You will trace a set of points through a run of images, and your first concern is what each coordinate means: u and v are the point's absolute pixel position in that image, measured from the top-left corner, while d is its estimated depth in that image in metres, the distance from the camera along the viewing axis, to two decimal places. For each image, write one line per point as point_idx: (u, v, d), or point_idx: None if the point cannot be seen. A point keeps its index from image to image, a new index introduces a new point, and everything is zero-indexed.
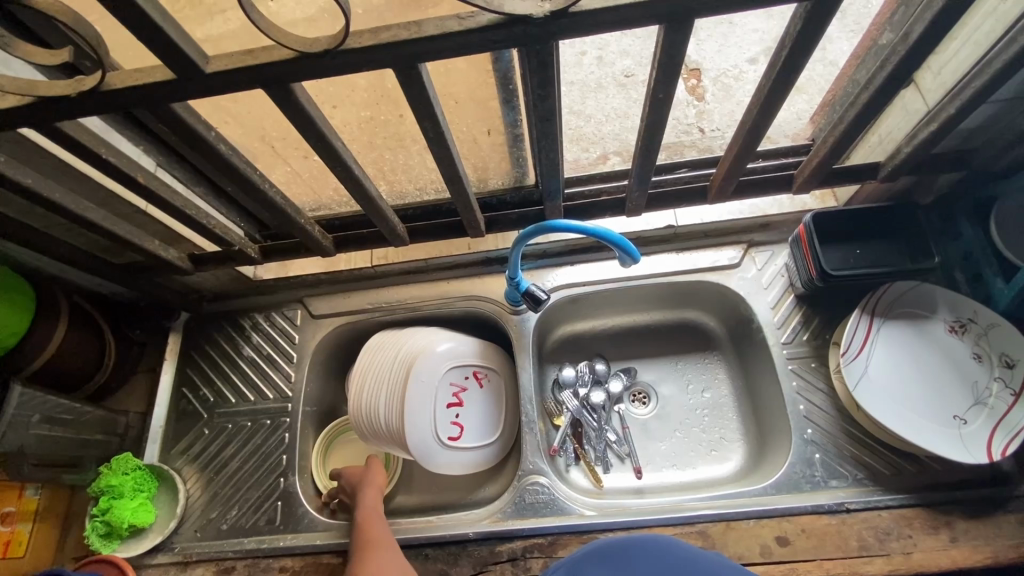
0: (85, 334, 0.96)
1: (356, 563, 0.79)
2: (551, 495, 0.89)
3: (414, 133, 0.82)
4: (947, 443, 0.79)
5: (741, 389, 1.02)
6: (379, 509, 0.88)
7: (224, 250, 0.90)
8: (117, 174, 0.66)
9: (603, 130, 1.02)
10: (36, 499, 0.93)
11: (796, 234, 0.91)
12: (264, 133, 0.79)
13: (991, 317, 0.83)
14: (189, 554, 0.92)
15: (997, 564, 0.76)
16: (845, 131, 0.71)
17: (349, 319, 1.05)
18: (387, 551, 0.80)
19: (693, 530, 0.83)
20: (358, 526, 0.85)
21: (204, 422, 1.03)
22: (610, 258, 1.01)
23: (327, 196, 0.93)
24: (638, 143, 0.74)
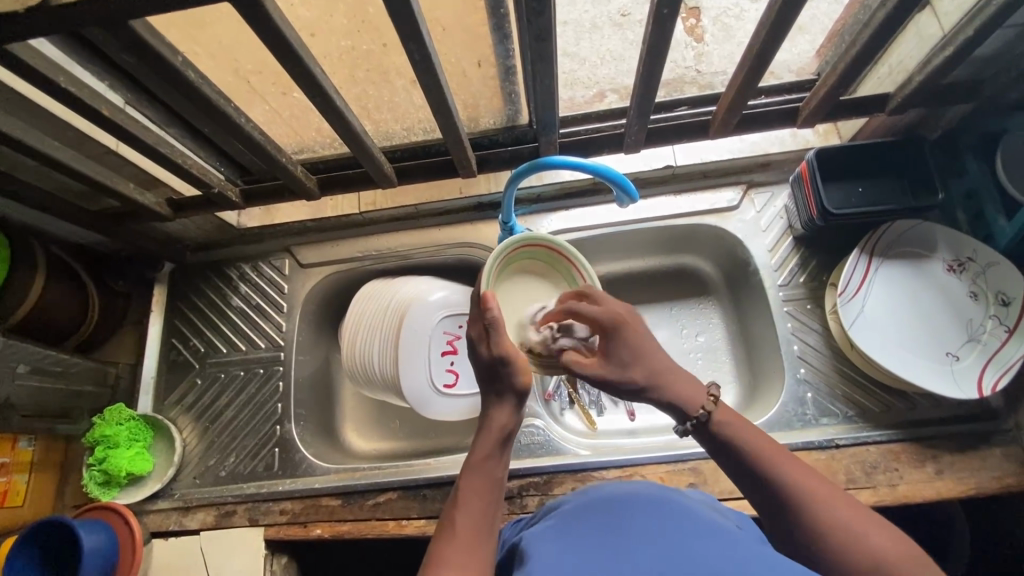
0: (66, 285, 0.92)
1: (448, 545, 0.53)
2: (546, 437, 0.91)
3: (400, 66, 0.76)
4: (938, 378, 0.80)
5: (734, 332, 1.02)
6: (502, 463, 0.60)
7: (204, 194, 0.86)
8: (78, 106, 0.61)
9: (598, 74, 0.96)
10: (30, 450, 0.92)
11: (798, 173, 0.88)
12: (239, 67, 0.72)
13: (990, 256, 0.82)
14: (189, 500, 0.93)
15: (979, 494, 0.78)
16: (856, 58, 0.67)
17: (339, 268, 1.03)
18: (477, 543, 0.53)
19: (686, 466, 0.85)
20: (482, 477, 0.58)
21: (195, 373, 1.02)
22: (606, 202, 0.99)
23: (310, 137, 0.87)
24: (638, 69, 0.69)
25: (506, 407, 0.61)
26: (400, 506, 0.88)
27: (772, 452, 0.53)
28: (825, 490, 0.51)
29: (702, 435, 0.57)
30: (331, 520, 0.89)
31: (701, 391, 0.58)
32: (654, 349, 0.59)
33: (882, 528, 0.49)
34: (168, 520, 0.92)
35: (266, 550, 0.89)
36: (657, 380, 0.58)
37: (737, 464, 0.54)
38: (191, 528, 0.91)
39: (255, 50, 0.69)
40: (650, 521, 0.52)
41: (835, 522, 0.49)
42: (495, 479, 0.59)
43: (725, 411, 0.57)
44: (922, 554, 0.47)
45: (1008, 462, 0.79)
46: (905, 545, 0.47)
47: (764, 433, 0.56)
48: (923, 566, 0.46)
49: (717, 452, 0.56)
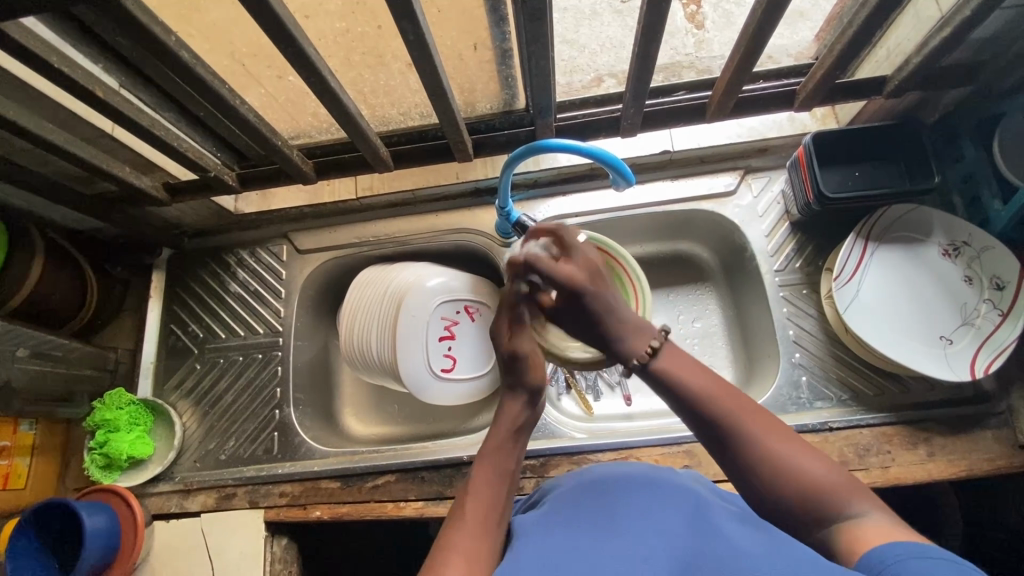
0: (65, 271, 0.93)
1: (457, 532, 0.54)
2: (542, 420, 0.92)
3: (396, 49, 0.75)
4: (931, 361, 0.81)
5: (730, 318, 1.03)
6: (513, 457, 0.62)
7: (200, 178, 0.86)
8: (71, 86, 0.61)
9: (598, 63, 0.91)
10: (31, 434, 0.93)
11: (795, 157, 0.88)
12: (234, 50, 0.71)
13: (985, 240, 0.82)
14: (189, 483, 0.94)
15: (971, 476, 0.79)
16: (853, 39, 0.67)
17: (336, 254, 1.03)
18: (489, 529, 0.55)
19: (681, 449, 0.85)
20: (490, 470, 0.60)
21: (195, 358, 1.02)
22: (604, 186, 0.98)
23: (306, 122, 0.87)
24: (635, 51, 0.68)
25: (518, 401, 0.65)
26: (397, 489, 0.89)
27: (711, 391, 0.56)
28: (767, 427, 0.54)
29: (647, 376, 0.59)
30: (329, 502, 0.90)
31: (644, 340, 0.60)
32: (612, 309, 0.62)
33: (813, 455, 0.52)
34: (169, 503, 0.93)
35: (266, 532, 0.90)
36: (609, 321, 0.61)
37: (682, 405, 0.57)
38: (191, 510, 0.92)
39: (250, 33, 0.69)
40: (654, 505, 0.52)
41: (770, 456, 0.52)
42: (506, 465, 0.61)
43: (669, 352, 0.59)
44: (851, 479, 0.51)
45: (999, 445, 0.79)
46: (838, 472, 0.51)
47: (709, 373, 0.57)
48: (853, 489, 0.50)
49: (662, 391, 0.58)
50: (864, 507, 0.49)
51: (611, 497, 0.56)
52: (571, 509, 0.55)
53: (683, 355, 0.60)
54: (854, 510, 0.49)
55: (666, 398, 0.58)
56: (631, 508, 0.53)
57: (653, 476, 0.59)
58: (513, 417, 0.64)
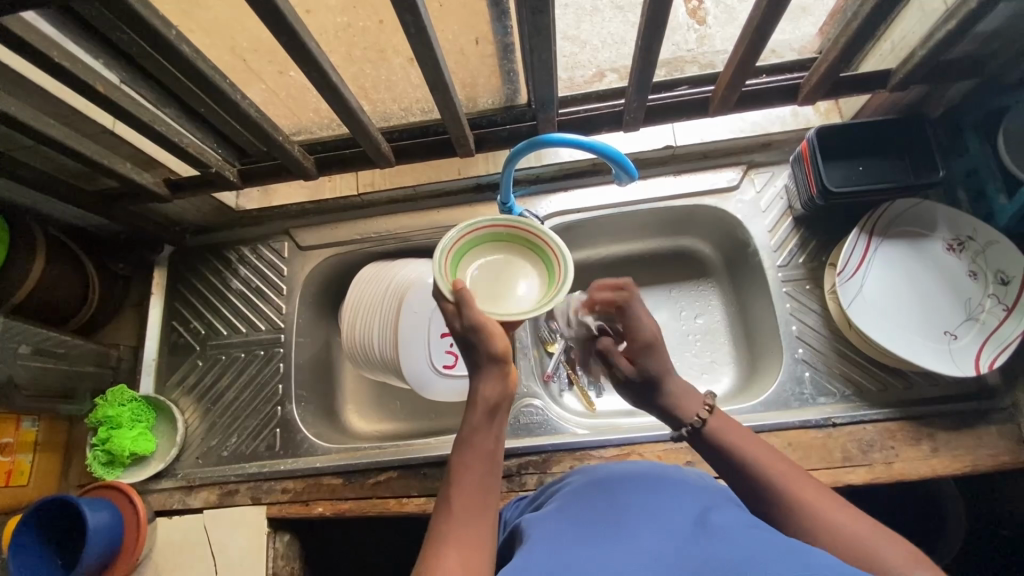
0: (67, 268, 0.93)
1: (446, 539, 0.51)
2: (544, 416, 0.92)
3: (397, 44, 0.75)
4: (935, 356, 0.80)
5: (733, 313, 1.02)
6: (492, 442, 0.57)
7: (201, 174, 0.86)
8: (72, 81, 0.61)
9: (599, 58, 0.90)
10: (34, 431, 0.93)
11: (798, 152, 0.88)
12: (235, 45, 0.71)
13: (990, 234, 0.82)
14: (192, 479, 0.94)
15: (975, 472, 0.79)
16: (858, 32, 0.66)
17: (338, 250, 1.03)
18: (477, 517, 0.53)
19: (683, 445, 0.85)
20: (471, 464, 0.56)
21: (197, 355, 1.02)
22: (606, 182, 0.98)
23: (307, 118, 0.87)
24: (638, 44, 0.67)
25: (490, 377, 0.57)
26: (400, 485, 0.89)
27: (761, 457, 0.57)
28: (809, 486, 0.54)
29: (700, 441, 0.61)
30: (331, 498, 0.90)
31: (699, 402, 0.62)
32: (670, 373, 0.64)
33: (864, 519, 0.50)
34: (172, 499, 0.93)
35: (269, 529, 0.90)
36: (665, 386, 0.64)
37: (734, 473, 0.58)
38: (194, 506, 0.92)
39: (250, 28, 0.69)
40: (652, 505, 0.52)
41: (828, 523, 0.50)
42: (487, 452, 0.57)
43: (719, 419, 0.61)
44: (921, 556, 0.47)
45: (1003, 440, 0.79)
46: (890, 537, 0.49)
47: (759, 441, 0.59)
48: (916, 565, 0.46)
49: (710, 456, 0.60)
50: None
51: (608, 498, 0.55)
52: (570, 512, 0.55)
53: (735, 425, 0.61)
54: None
55: (722, 471, 0.59)
56: (628, 510, 0.52)
57: (649, 475, 0.58)
58: (486, 395, 0.57)
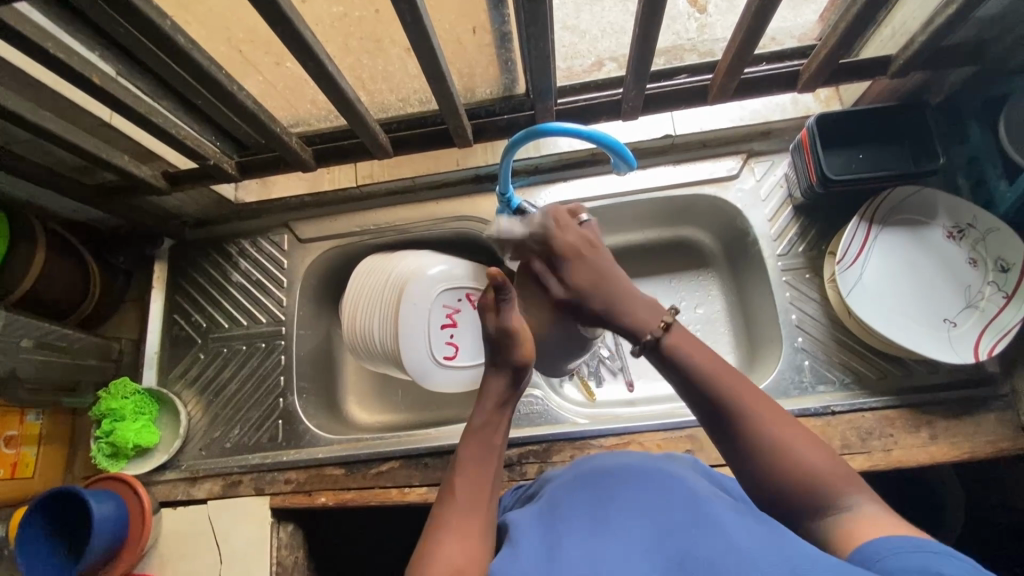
0: (67, 261, 0.93)
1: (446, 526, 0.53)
2: (544, 406, 0.92)
3: (394, 34, 0.74)
4: (934, 344, 0.80)
5: (733, 303, 1.02)
6: (494, 445, 0.60)
7: (199, 167, 0.86)
8: (67, 73, 0.61)
9: (598, 48, 0.88)
10: (38, 424, 0.94)
11: (798, 140, 0.87)
12: (231, 36, 0.71)
13: (990, 221, 0.81)
14: (196, 471, 0.95)
15: (973, 458, 0.79)
16: (859, 16, 0.66)
17: (337, 243, 1.03)
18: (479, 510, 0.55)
19: (683, 434, 0.86)
20: (473, 462, 0.58)
21: (198, 347, 1.03)
22: (606, 172, 0.97)
23: (305, 109, 0.86)
24: (635, 31, 0.67)
25: (500, 376, 0.63)
26: (402, 475, 0.90)
27: (722, 372, 0.55)
28: (769, 409, 0.53)
29: (655, 355, 0.59)
30: (334, 488, 0.91)
31: (657, 316, 0.61)
32: (619, 284, 0.64)
33: (813, 443, 0.51)
34: (176, 490, 0.94)
35: (272, 519, 0.91)
36: (622, 315, 0.62)
37: (688, 382, 0.56)
38: (198, 497, 0.93)
39: (246, 18, 0.68)
40: (662, 496, 0.52)
41: (771, 437, 0.51)
42: (492, 444, 0.60)
43: (678, 332, 0.59)
44: (850, 472, 0.50)
45: (1002, 427, 0.79)
46: (834, 461, 0.51)
47: (719, 357, 0.57)
48: (845, 480, 0.49)
49: (674, 375, 0.57)
50: (856, 499, 0.48)
51: (611, 487, 0.56)
52: (570, 503, 0.55)
53: (691, 338, 0.59)
54: (845, 502, 0.48)
55: (670, 375, 0.58)
56: (634, 500, 0.52)
57: (653, 467, 0.59)
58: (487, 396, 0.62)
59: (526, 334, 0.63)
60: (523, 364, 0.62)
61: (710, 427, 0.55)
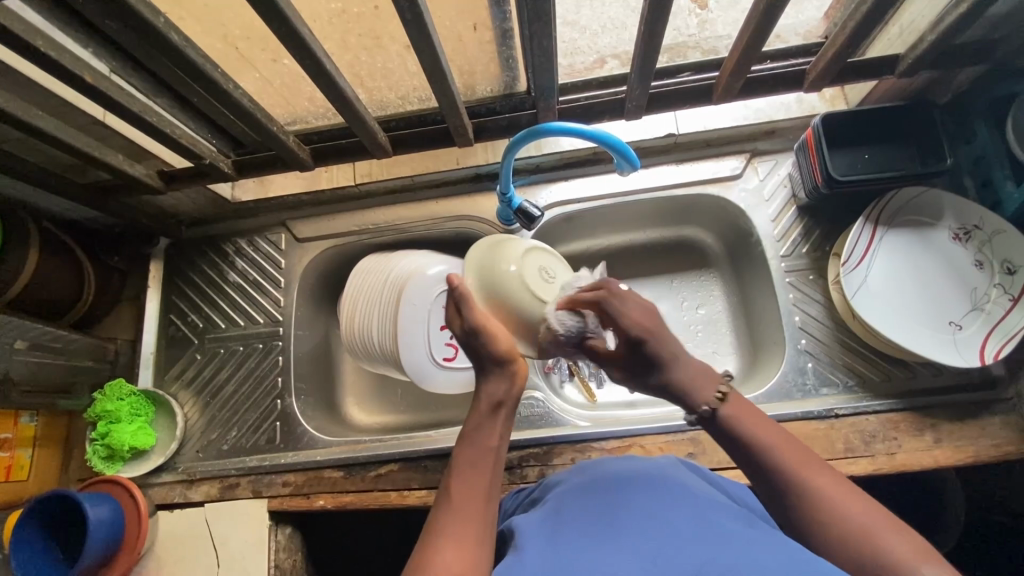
0: (61, 261, 0.92)
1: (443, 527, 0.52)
2: (545, 408, 0.91)
3: (393, 30, 0.73)
4: (940, 347, 0.80)
5: (736, 304, 1.02)
6: (492, 446, 0.60)
7: (195, 166, 0.84)
8: (58, 71, 0.59)
9: (599, 44, 0.88)
10: (33, 425, 0.93)
11: (803, 139, 0.86)
12: (226, 32, 0.69)
13: (997, 223, 0.80)
14: (193, 473, 0.94)
15: (978, 462, 0.78)
16: (867, 15, 0.64)
17: (336, 242, 1.02)
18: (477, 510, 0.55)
19: (685, 436, 0.85)
20: (470, 465, 0.58)
21: (195, 348, 1.01)
22: (607, 171, 0.96)
23: (302, 107, 0.85)
24: (640, 30, 0.66)
25: (494, 377, 0.63)
26: (401, 478, 0.89)
27: (773, 441, 0.57)
28: (830, 480, 0.53)
29: (712, 426, 0.61)
30: (333, 491, 0.90)
31: (714, 386, 0.62)
32: (676, 358, 0.64)
33: (864, 500, 0.51)
34: (173, 493, 0.93)
35: (270, 521, 0.90)
36: (675, 379, 0.64)
37: (744, 455, 0.58)
38: (195, 500, 0.92)
39: (242, 13, 0.66)
40: (661, 504, 0.51)
41: (833, 508, 0.51)
42: (489, 445, 0.60)
43: (735, 400, 0.61)
44: (927, 548, 0.48)
45: (1007, 431, 0.79)
46: (913, 539, 0.48)
47: (775, 426, 0.59)
48: (924, 557, 0.47)
49: (724, 441, 0.60)
50: (933, 574, 0.45)
51: (610, 495, 0.54)
52: (569, 512, 0.54)
53: (752, 409, 0.61)
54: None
55: (728, 446, 0.60)
56: (632, 509, 0.51)
57: (653, 474, 0.58)
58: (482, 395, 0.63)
59: (496, 328, 0.65)
60: (506, 359, 0.63)
61: (772, 499, 0.56)
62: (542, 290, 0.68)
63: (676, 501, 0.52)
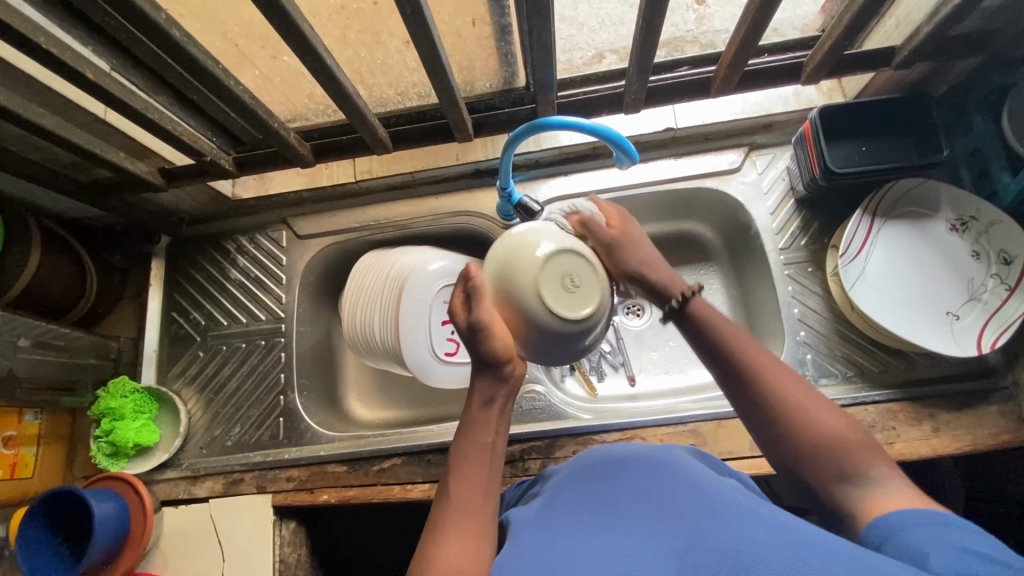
0: (64, 261, 0.92)
1: (446, 531, 0.53)
2: (547, 402, 0.92)
3: (392, 26, 0.73)
4: (937, 337, 0.80)
5: (734, 297, 1.02)
6: (486, 439, 0.59)
7: (196, 163, 0.85)
8: (60, 69, 0.60)
9: (598, 40, 0.86)
10: (37, 424, 0.93)
11: (801, 132, 0.87)
12: (226, 29, 0.69)
13: (993, 214, 0.81)
14: (197, 469, 0.95)
15: (976, 450, 0.79)
16: (864, 8, 0.65)
17: (336, 239, 1.02)
18: (477, 509, 0.55)
19: (685, 428, 0.86)
20: (467, 462, 0.58)
21: (198, 345, 1.02)
22: (607, 166, 0.97)
23: (302, 103, 0.85)
24: (638, 24, 0.66)
25: (485, 377, 0.61)
26: (404, 472, 0.89)
27: (743, 347, 0.59)
28: (791, 382, 0.56)
29: (680, 322, 0.64)
30: (336, 485, 0.90)
31: (681, 287, 0.65)
32: (650, 262, 0.67)
33: (832, 410, 0.54)
34: (177, 489, 0.94)
35: (275, 517, 0.91)
36: (648, 275, 0.66)
37: (712, 357, 0.60)
38: (200, 496, 0.93)
39: (241, 10, 0.67)
40: (655, 489, 0.51)
41: (792, 406, 0.54)
42: (487, 440, 0.59)
43: (700, 301, 0.63)
44: (874, 444, 0.52)
45: (1004, 419, 0.79)
46: (862, 437, 0.52)
47: (741, 331, 0.60)
48: (872, 453, 0.51)
49: (693, 341, 0.62)
50: (879, 470, 0.50)
51: (607, 482, 0.55)
52: (570, 499, 0.54)
53: (714, 310, 0.63)
54: (869, 472, 0.50)
55: (696, 348, 0.62)
56: (627, 495, 0.52)
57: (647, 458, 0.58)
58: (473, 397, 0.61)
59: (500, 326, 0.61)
60: (502, 360, 0.60)
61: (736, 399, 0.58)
62: (552, 296, 0.61)
63: (669, 484, 0.52)
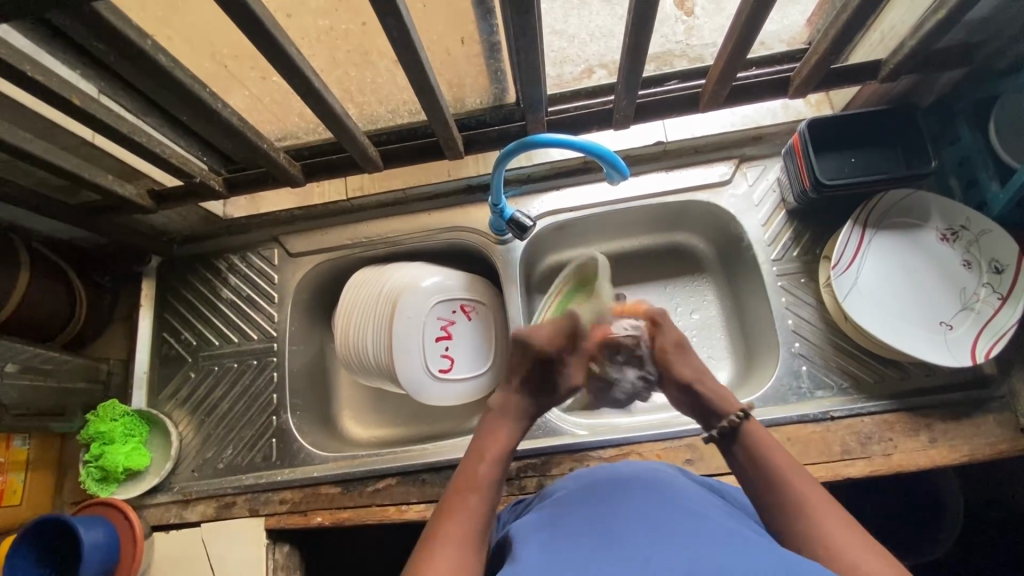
0: (53, 284, 0.91)
1: (440, 538, 0.53)
2: (542, 418, 0.91)
3: (381, 46, 0.73)
4: (931, 347, 0.80)
5: (728, 308, 1.02)
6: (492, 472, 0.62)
7: (186, 184, 0.84)
8: (47, 95, 0.60)
9: (587, 52, 0.87)
10: (25, 449, 0.92)
11: (790, 144, 0.87)
12: (215, 51, 0.69)
13: (984, 223, 0.81)
14: (189, 493, 0.93)
15: (973, 461, 0.79)
16: (848, 23, 0.65)
17: (328, 257, 1.02)
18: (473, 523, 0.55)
19: (682, 443, 0.85)
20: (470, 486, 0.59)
21: (189, 366, 1.01)
22: (598, 180, 0.97)
23: (293, 123, 0.85)
24: (626, 42, 0.67)
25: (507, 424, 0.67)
26: (399, 492, 0.88)
27: (781, 469, 0.57)
28: (828, 510, 0.52)
29: (727, 441, 0.65)
30: (330, 507, 0.89)
31: (733, 407, 0.66)
32: (701, 378, 0.71)
33: (873, 548, 0.49)
34: (169, 513, 0.92)
35: (268, 540, 0.89)
36: (701, 389, 0.70)
37: (754, 478, 0.59)
38: (191, 520, 0.91)
39: (230, 33, 0.67)
40: (653, 511, 0.51)
41: (820, 537, 0.50)
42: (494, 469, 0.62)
43: (750, 425, 0.64)
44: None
45: (1001, 429, 0.79)
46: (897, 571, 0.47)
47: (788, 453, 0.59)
48: None
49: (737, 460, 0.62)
50: None
51: (603, 502, 0.54)
52: (565, 519, 0.54)
53: (770, 438, 0.62)
54: None
55: (740, 469, 0.61)
56: (624, 516, 0.51)
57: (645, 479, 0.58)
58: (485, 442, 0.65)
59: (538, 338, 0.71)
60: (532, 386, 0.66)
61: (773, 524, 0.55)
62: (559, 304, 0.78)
63: (667, 506, 0.51)
